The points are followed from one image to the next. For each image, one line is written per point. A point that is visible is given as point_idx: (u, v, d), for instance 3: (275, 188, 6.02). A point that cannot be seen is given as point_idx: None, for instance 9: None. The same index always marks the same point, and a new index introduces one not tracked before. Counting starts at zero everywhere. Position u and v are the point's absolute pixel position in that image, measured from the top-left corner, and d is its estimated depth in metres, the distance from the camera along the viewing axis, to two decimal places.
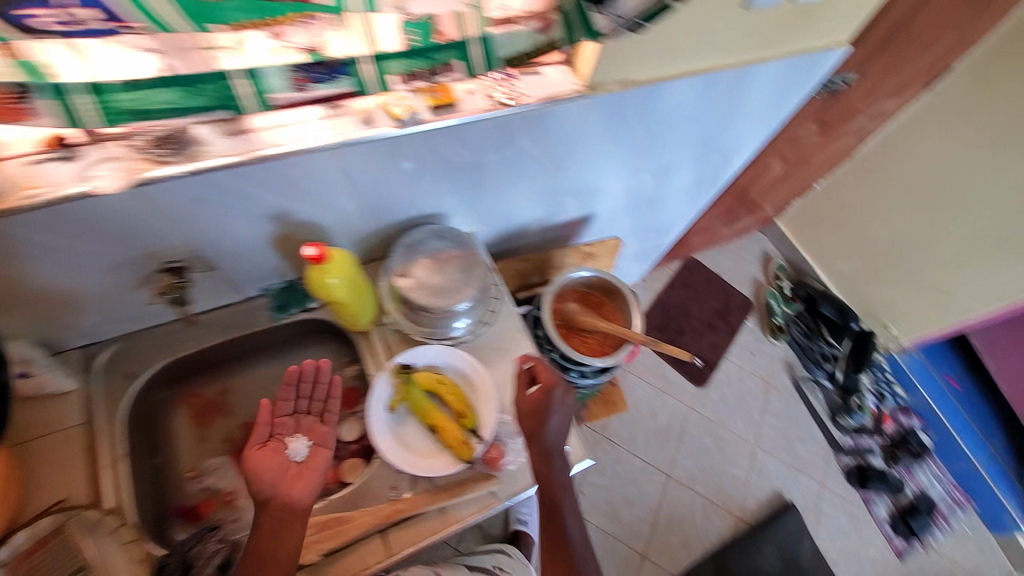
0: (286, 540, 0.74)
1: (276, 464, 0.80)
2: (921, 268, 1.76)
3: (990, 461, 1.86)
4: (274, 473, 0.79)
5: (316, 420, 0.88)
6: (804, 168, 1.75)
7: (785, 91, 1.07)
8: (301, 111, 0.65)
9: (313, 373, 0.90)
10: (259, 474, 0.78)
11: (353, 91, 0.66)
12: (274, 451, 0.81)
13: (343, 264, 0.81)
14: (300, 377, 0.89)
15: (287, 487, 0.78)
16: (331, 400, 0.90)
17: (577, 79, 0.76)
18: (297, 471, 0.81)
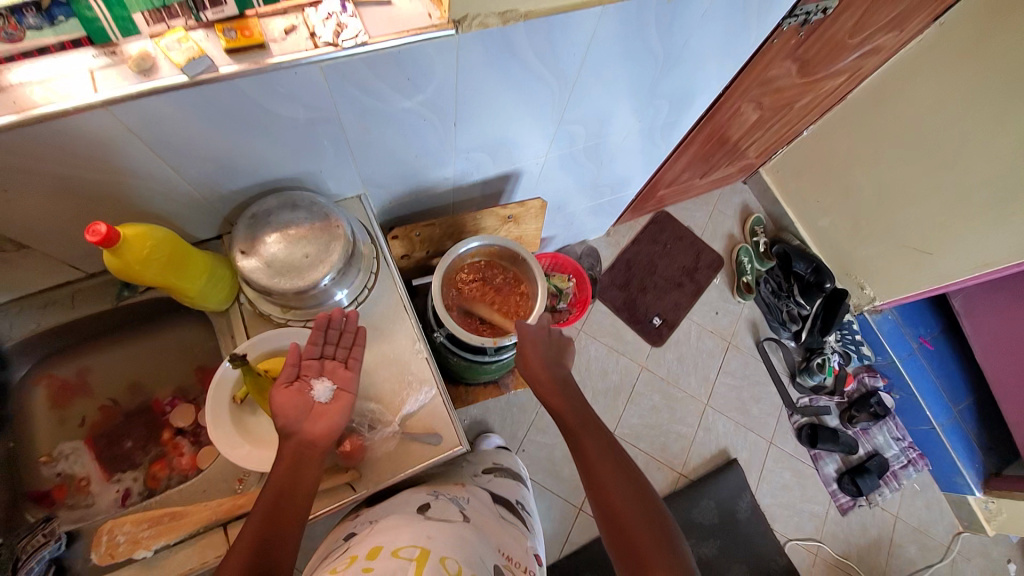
0: (299, 485, 0.65)
1: (297, 405, 0.68)
2: (905, 226, 1.59)
3: (950, 425, 1.76)
4: (295, 415, 0.68)
5: (341, 364, 0.74)
6: (786, 114, 1.53)
7: (733, 24, 0.92)
8: (77, 60, 0.55)
9: (341, 321, 0.76)
10: (284, 412, 0.67)
11: (86, 36, 0.54)
12: (297, 392, 0.69)
13: (155, 242, 0.64)
14: (328, 324, 0.75)
15: (309, 427, 0.68)
16: (358, 347, 0.75)
17: (437, 11, 0.65)
18: (320, 411, 0.69)
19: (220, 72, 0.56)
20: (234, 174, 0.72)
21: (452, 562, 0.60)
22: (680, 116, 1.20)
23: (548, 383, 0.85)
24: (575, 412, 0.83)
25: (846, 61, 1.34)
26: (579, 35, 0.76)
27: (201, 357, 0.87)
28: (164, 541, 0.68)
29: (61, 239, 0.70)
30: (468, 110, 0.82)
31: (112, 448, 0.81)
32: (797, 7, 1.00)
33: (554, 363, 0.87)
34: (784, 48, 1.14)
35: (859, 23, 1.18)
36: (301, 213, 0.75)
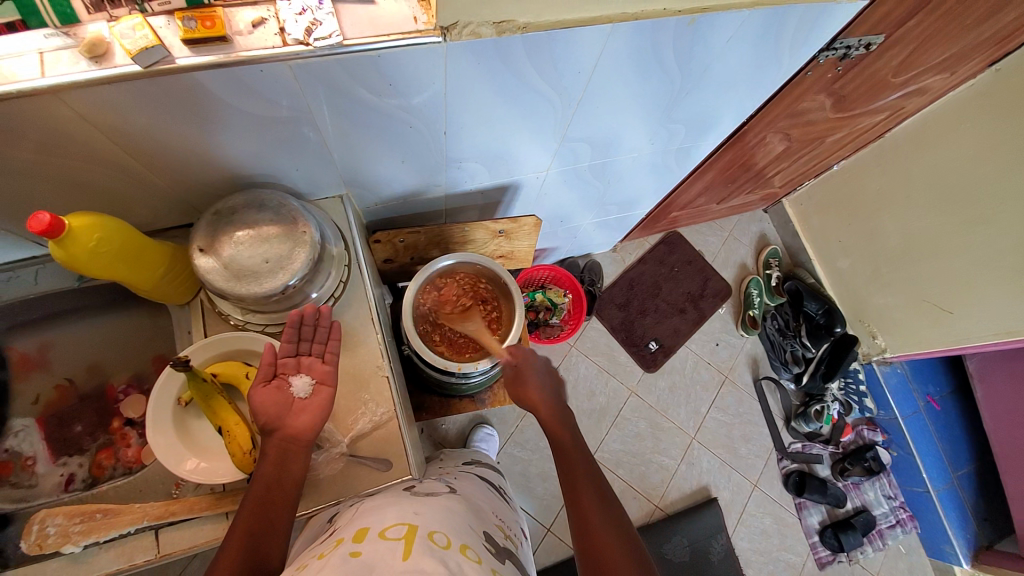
0: (287, 477, 0.64)
1: (277, 402, 0.67)
2: (929, 279, 1.48)
3: (945, 490, 1.66)
4: (277, 412, 0.66)
5: (319, 360, 0.71)
6: (816, 147, 1.43)
7: (762, 50, 0.84)
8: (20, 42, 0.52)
9: (314, 317, 0.72)
10: (264, 411, 0.66)
11: (21, 19, 0.51)
12: (276, 390, 0.68)
13: (105, 233, 0.61)
14: (301, 322, 0.71)
15: (291, 422, 0.66)
16: (335, 341, 0.73)
17: (424, 15, 0.59)
18: (301, 407, 0.68)
19: (176, 63, 0.53)
20: (200, 165, 0.69)
21: (442, 534, 0.54)
22: (698, 141, 1.12)
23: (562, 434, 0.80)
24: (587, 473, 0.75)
25: (885, 100, 1.24)
26: (586, 52, 0.70)
27: (158, 347, 0.84)
28: (93, 538, 0.66)
29: (18, 214, 0.68)
30: (458, 119, 0.77)
31: (59, 431, 0.79)
32: (836, 41, 0.91)
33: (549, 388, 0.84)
34: (819, 81, 1.05)
35: (904, 63, 1.09)
36: (267, 213, 0.71)
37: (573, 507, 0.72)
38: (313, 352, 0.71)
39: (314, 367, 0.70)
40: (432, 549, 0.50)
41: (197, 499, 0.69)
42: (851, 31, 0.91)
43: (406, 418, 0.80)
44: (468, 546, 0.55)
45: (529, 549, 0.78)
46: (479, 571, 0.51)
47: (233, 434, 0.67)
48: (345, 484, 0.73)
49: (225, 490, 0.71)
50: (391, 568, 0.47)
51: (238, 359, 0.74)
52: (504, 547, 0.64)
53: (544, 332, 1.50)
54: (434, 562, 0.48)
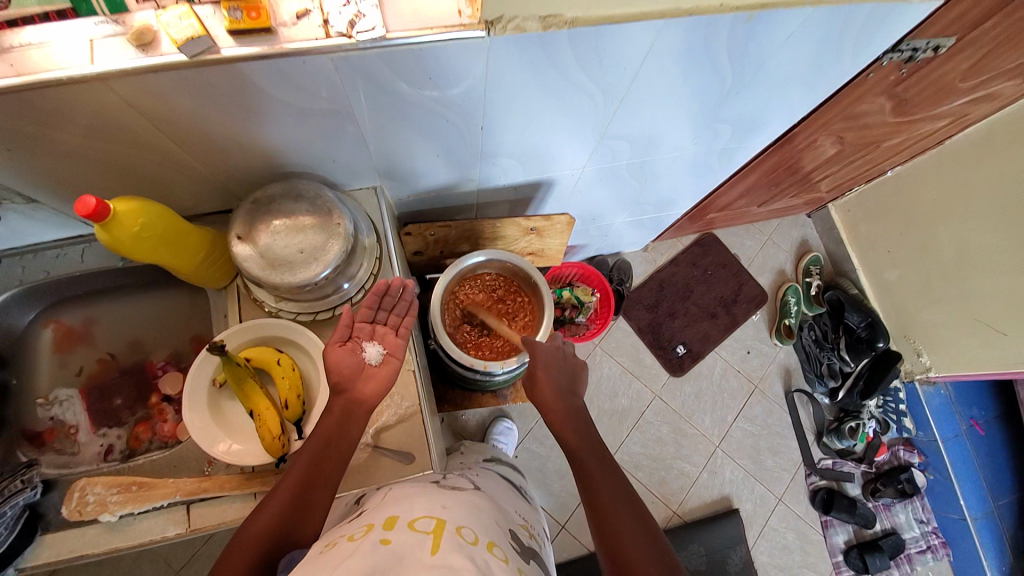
0: (346, 438, 0.66)
1: (350, 364, 0.69)
2: (986, 297, 1.38)
3: (984, 519, 1.59)
4: (348, 374, 0.69)
5: (393, 331, 0.74)
6: (870, 152, 1.35)
7: (823, 50, 0.79)
8: (65, 29, 0.53)
9: (399, 290, 0.75)
10: (338, 370, 0.68)
11: (72, 7, 0.53)
12: (350, 352, 0.70)
13: (149, 219, 0.63)
14: (385, 291, 0.74)
15: (359, 387, 0.69)
16: (411, 317, 0.75)
17: (468, 8, 0.58)
18: (370, 374, 0.70)
19: (221, 54, 0.53)
20: (240, 154, 0.70)
21: (469, 531, 0.53)
22: (743, 143, 1.06)
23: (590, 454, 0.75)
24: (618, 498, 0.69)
25: (951, 105, 1.15)
26: (633, 50, 0.67)
27: (193, 328, 0.87)
28: (129, 509, 0.69)
29: (68, 196, 0.71)
30: (496, 115, 0.76)
31: (101, 403, 0.83)
32: (903, 42, 0.85)
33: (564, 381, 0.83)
34: (881, 83, 0.98)
35: (976, 67, 1.00)
36: (304, 204, 0.72)
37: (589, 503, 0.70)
38: (388, 323, 0.74)
39: (389, 336, 0.73)
40: (461, 546, 0.50)
41: (226, 478, 0.72)
42: (921, 32, 0.84)
43: (429, 411, 0.81)
44: (495, 545, 0.54)
45: (549, 551, 0.76)
46: (506, 570, 0.50)
47: (263, 419, 0.69)
48: (369, 476, 0.74)
49: (255, 472, 0.72)
50: (419, 561, 0.47)
51: (271, 345, 0.76)
52: (528, 547, 0.63)
53: (570, 330, 1.48)
54: (464, 559, 0.47)
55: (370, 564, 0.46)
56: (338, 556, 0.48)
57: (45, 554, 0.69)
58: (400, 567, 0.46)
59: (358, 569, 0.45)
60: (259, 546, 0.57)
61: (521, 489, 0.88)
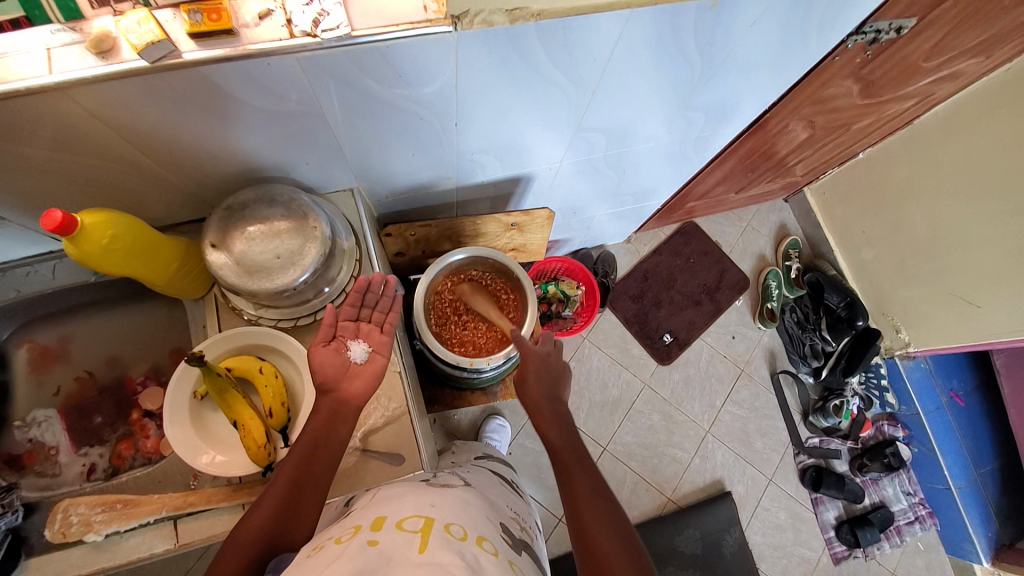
0: (335, 439, 0.66)
1: (336, 364, 0.69)
2: (957, 271, 1.43)
3: (969, 489, 1.62)
4: (334, 374, 0.68)
5: (377, 328, 0.73)
6: (841, 135, 1.38)
7: (788, 35, 0.80)
8: (20, 39, 0.51)
9: (382, 285, 0.75)
10: (324, 370, 0.68)
11: (25, 15, 0.51)
12: (335, 352, 0.70)
13: (118, 230, 0.61)
14: (367, 288, 0.74)
15: (347, 387, 0.68)
16: (395, 313, 0.75)
17: (434, 3, 0.57)
18: (356, 372, 0.70)
19: (183, 58, 0.52)
20: (211, 160, 0.69)
21: (458, 526, 0.53)
22: (717, 129, 1.08)
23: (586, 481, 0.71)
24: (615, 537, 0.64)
25: (915, 86, 1.18)
26: (602, 40, 0.68)
27: (172, 341, 0.85)
28: (114, 528, 0.67)
29: (33, 211, 0.69)
30: (470, 111, 0.75)
31: (80, 422, 0.81)
32: (866, 24, 0.87)
33: (555, 396, 0.83)
34: (847, 66, 1.00)
35: (937, 47, 1.03)
36: (278, 209, 0.71)
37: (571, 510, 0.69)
38: (372, 320, 0.74)
39: (374, 333, 0.73)
40: (449, 542, 0.50)
41: (213, 490, 0.71)
42: (883, 13, 0.86)
43: (418, 411, 0.81)
44: (485, 538, 0.54)
45: (541, 539, 0.77)
46: (496, 563, 0.50)
47: (247, 428, 0.68)
48: (359, 479, 0.74)
49: (242, 483, 0.71)
50: (408, 560, 0.47)
51: (251, 354, 0.75)
52: (519, 538, 0.64)
53: (556, 324, 1.47)
54: (452, 555, 0.47)
55: (358, 567, 0.45)
56: (325, 560, 0.48)
57: None
58: (388, 568, 0.46)
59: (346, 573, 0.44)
60: (250, 552, 0.56)
61: (511, 483, 0.88)
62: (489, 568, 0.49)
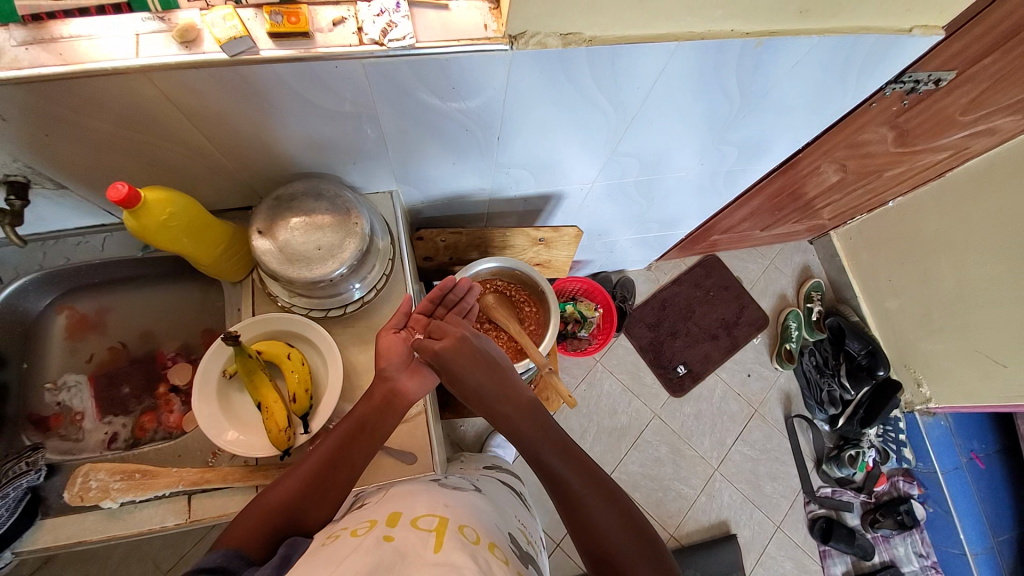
0: (381, 426, 0.68)
1: (399, 352, 0.73)
2: (986, 329, 1.39)
3: (985, 555, 1.56)
4: (395, 362, 0.72)
5: None
6: (871, 181, 1.38)
7: (826, 79, 0.82)
8: (116, 24, 0.56)
9: (463, 291, 0.82)
10: (388, 355, 0.72)
11: (125, 2, 0.56)
12: (401, 341, 0.75)
13: (175, 209, 0.65)
14: (448, 290, 0.81)
15: (403, 380, 0.71)
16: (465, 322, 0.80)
17: (494, 23, 0.61)
18: (415, 368, 0.73)
19: (259, 54, 0.56)
20: (265, 151, 0.73)
21: (471, 530, 0.54)
22: (748, 165, 1.09)
23: (577, 476, 0.68)
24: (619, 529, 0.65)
25: (951, 139, 1.19)
26: (646, 70, 0.70)
27: (204, 321, 0.88)
28: (131, 497, 0.69)
29: (96, 184, 0.74)
30: (513, 127, 0.78)
31: (109, 391, 0.84)
32: (905, 73, 0.89)
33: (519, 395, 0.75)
34: (883, 114, 1.02)
35: (975, 101, 1.04)
36: (324, 203, 0.74)
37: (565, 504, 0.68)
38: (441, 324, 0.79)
39: None
40: (463, 544, 0.50)
41: (228, 471, 0.72)
42: (922, 65, 0.88)
43: (435, 414, 0.82)
44: (496, 545, 0.54)
45: (546, 556, 0.76)
46: (506, 571, 0.50)
47: (271, 412, 0.70)
48: (371, 474, 0.74)
49: (257, 465, 0.73)
50: (421, 558, 0.47)
51: (280, 340, 0.77)
52: (526, 551, 0.63)
53: (571, 344, 1.49)
54: (465, 557, 0.47)
55: (373, 561, 0.46)
56: (340, 552, 0.48)
57: (43, 538, 0.69)
58: (402, 563, 0.46)
59: (361, 566, 0.45)
60: (277, 516, 0.58)
61: (520, 496, 0.88)
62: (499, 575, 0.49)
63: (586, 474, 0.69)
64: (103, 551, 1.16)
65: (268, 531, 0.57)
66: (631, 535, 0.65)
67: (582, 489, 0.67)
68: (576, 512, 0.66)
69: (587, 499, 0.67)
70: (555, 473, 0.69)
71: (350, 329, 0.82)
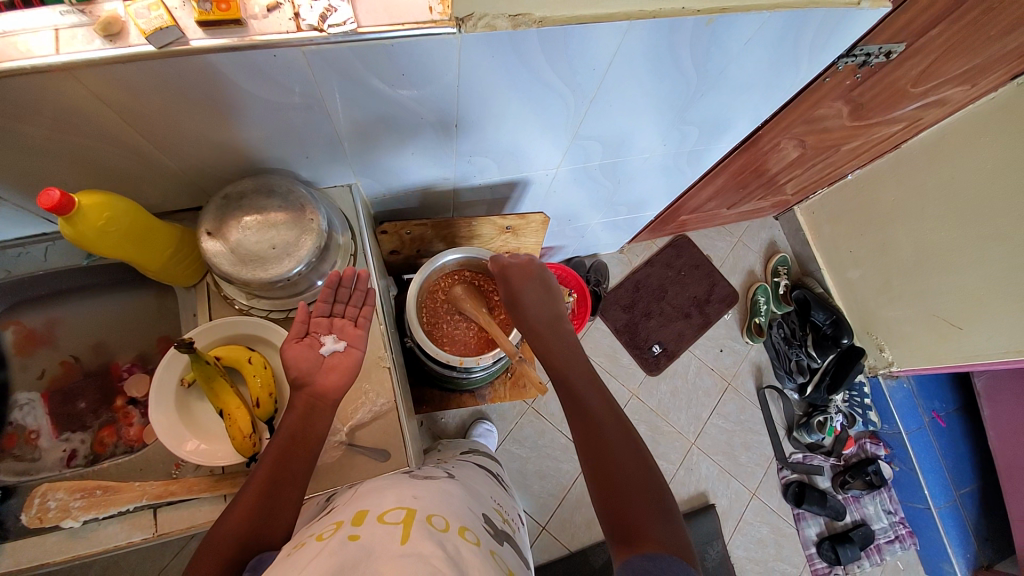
0: (312, 431, 0.66)
1: (309, 359, 0.69)
2: (939, 292, 1.46)
3: (948, 508, 1.64)
4: (308, 367, 0.69)
5: (351, 323, 0.73)
6: (831, 156, 1.41)
7: (781, 54, 0.83)
8: (32, 20, 0.52)
9: (354, 280, 0.75)
10: (297, 365, 0.68)
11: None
12: (308, 347, 0.70)
13: (115, 213, 0.62)
14: (339, 282, 0.74)
15: (321, 379, 0.69)
16: (369, 307, 0.75)
17: (440, 5, 0.59)
18: (330, 365, 0.70)
19: (190, 44, 0.53)
20: (212, 149, 0.70)
21: (440, 518, 0.53)
22: (711, 144, 1.10)
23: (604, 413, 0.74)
24: (636, 470, 0.67)
25: (904, 110, 1.22)
26: (602, 50, 0.70)
27: (160, 329, 0.85)
28: (92, 515, 0.66)
29: (29, 190, 0.69)
30: (470, 113, 0.77)
31: (64, 407, 0.80)
32: (856, 47, 0.90)
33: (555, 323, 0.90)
34: (837, 88, 1.04)
35: (924, 73, 1.07)
36: (275, 200, 0.71)
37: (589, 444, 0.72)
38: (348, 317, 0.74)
39: (347, 327, 0.73)
40: (431, 533, 0.50)
41: (193, 482, 0.70)
42: (873, 37, 0.90)
43: (405, 409, 0.81)
44: (467, 529, 0.55)
45: (526, 534, 0.77)
46: (477, 553, 0.50)
47: (234, 419, 0.68)
48: (343, 474, 0.73)
49: (225, 473, 0.71)
50: (388, 551, 0.47)
51: (241, 344, 0.75)
52: (501, 530, 0.64)
53: None
54: (432, 545, 0.47)
55: (339, 562, 0.45)
56: (305, 557, 0.47)
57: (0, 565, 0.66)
58: (368, 559, 0.46)
59: (326, 568, 0.44)
60: (229, 547, 0.56)
61: (500, 479, 0.88)
62: (470, 559, 0.49)
63: (608, 409, 0.76)
64: (77, 569, 1.12)
65: (223, 564, 0.55)
66: (640, 470, 0.67)
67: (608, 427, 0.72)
68: (587, 423, 0.74)
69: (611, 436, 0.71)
70: (579, 399, 0.78)
71: None
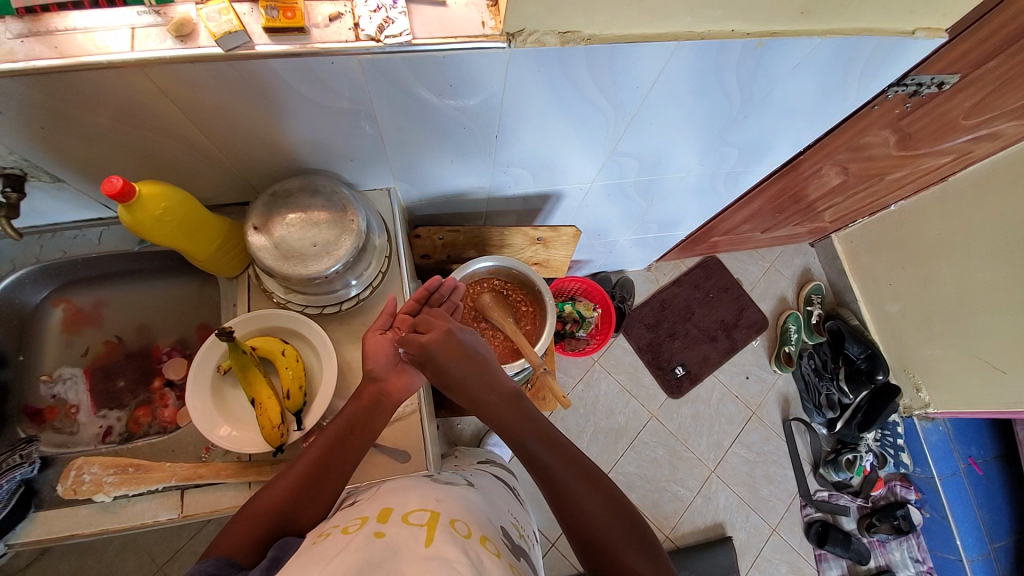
0: (371, 424, 0.69)
1: (386, 351, 0.72)
2: (987, 334, 1.39)
3: (983, 563, 1.55)
4: (384, 360, 0.71)
5: None
6: (873, 184, 1.37)
7: (828, 80, 0.82)
8: (110, 18, 0.56)
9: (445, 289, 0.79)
10: (375, 356, 0.71)
11: None
12: (387, 340, 0.73)
13: (171, 203, 0.65)
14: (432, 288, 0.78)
15: (391, 377, 0.71)
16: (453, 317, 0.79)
17: (492, 20, 0.61)
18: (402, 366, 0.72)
19: (254, 49, 0.56)
20: (262, 147, 0.73)
21: (463, 524, 0.53)
22: (747, 168, 1.09)
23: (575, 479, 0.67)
24: (620, 528, 0.65)
25: (955, 142, 1.18)
26: (646, 69, 0.70)
27: (199, 316, 0.88)
28: (124, 490, 0.69)
29: (92, 177, 0.73)
30: (510, 125, 0.78)
31: (104, 384, 0.84)
32: (908, 76, 0.88)
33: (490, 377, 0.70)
34: (885, 117, 1.01)
35: (980, 105, 1.03)
36: (319, 200, 0.74)
37: (563, 508, 0.66)
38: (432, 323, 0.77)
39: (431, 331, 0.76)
40: (454, 538, 0.50)
41: (219, 467, 0.72)
42: (926, 67, 0.87)
43: (428, 412, 0.82)
44: (488, 538, 0.54)
45: (540, 550, 0.76)
46: (498, 565, 0.50)
47: (264, 408, 0.70)
48: (364, 472, 0.74)
49: (251, 461, 0.73)
50: (412, 553, 0.47)
51: (275, 336, 0.77)
52: (518, 544, 0.63)
53: (569, 344, 1.48)
54: (456, 551, 0.47)
55: (364, 558, 0.45)
56: (330, 550, 0.48)
57: (36, 531, 0.69)
58: (392, 559, 0.46)
59: (351, 564, 0.45)
60: (270, 517, 0.59)
61: (516, 493, 0.88)
62: (491, 569, 0.48)
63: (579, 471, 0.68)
64: (99, 543, 1.16)
65: (262, 532, 0.59)
66: (624, 532, 0.65)
67: (582, 493, 0.66)
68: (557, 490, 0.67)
69: (575, 490, 0.66)
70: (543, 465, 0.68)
71: (344, 326, 0.82)
